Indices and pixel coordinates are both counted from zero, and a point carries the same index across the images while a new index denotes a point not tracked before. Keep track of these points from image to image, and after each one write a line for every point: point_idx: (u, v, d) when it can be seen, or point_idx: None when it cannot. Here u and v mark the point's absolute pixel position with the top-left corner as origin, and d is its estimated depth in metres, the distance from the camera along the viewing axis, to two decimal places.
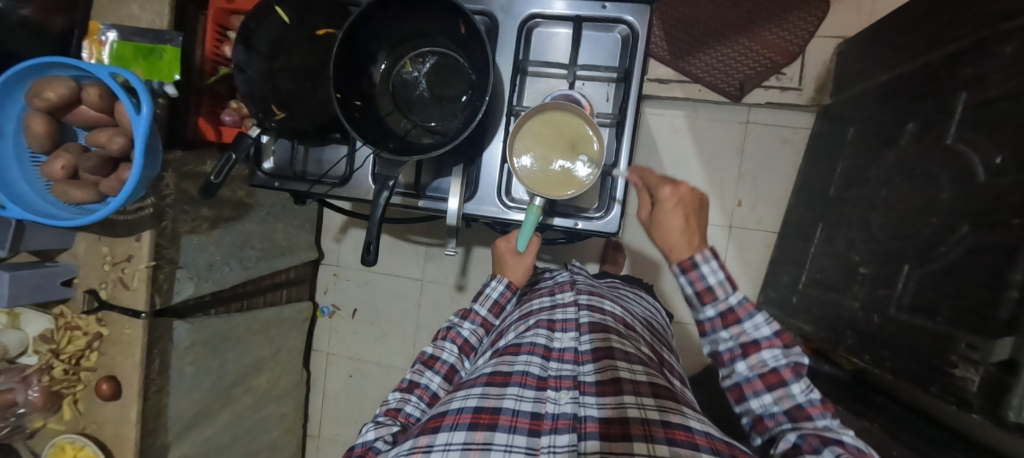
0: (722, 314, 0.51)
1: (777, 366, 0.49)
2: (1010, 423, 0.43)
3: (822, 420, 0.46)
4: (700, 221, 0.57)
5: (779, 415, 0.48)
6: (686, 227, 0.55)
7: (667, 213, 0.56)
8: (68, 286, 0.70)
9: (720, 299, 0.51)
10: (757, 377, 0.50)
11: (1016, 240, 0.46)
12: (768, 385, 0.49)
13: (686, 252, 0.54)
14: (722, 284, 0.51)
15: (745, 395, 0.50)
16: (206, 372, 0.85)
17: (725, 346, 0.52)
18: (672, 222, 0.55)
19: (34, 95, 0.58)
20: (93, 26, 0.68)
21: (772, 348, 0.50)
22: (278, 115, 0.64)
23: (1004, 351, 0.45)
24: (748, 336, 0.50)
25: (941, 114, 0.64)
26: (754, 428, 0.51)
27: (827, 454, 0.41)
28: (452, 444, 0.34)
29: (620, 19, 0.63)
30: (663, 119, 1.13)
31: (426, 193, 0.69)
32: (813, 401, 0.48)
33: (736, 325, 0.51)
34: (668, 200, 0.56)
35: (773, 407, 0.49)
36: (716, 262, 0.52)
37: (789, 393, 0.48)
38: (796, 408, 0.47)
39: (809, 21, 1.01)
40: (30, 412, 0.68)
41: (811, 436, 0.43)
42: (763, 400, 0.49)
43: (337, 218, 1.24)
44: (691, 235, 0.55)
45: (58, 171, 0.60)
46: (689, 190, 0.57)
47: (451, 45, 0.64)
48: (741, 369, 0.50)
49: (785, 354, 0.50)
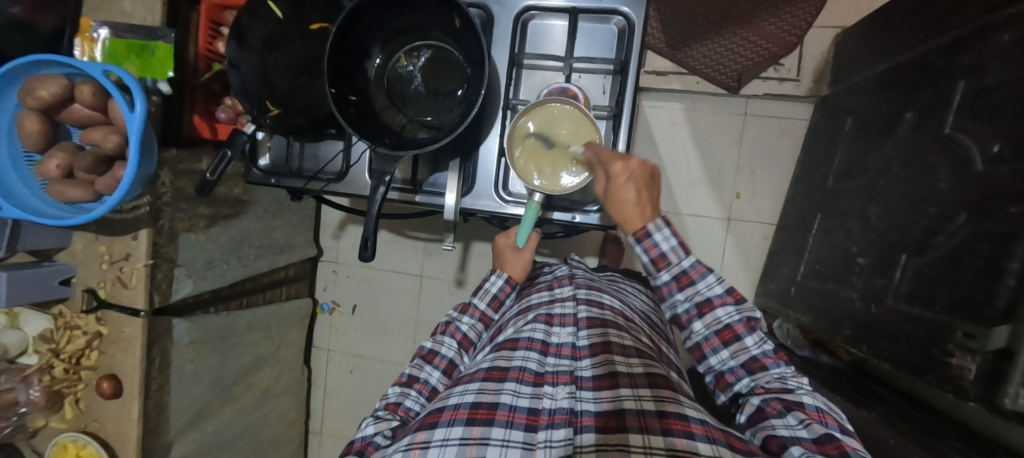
0: (676, 277, 0.51)
1: (731, 322, 0.49)
2: (1006, 410, 0.43)
3: (777, 368, 0.47)
4: (653, 194, 0.55)
5: (737, 369, 0.48)
6: (639, 201, 0.53)
7: (619, 188, 0.54)
8: (66, 285, 0.70)
9: (674, 264, 0.51)
10: (713, 334, 0.49)
11: (1013, 228, 0.46)
12: (724, 341, 0.49)
13: (638, 224, 0.53)
14: (675, 250, 0.51)
15: (705, 354, 0.50)
16: (206, 369, 0.86)
17: (683, 308, 0.52)
18: (626, 196, 0.53)
19: (27, 93, 0.58)
20: (84, 22, 0.67)
21: (725, 305, 0.50)
22: (272, 111, 0.64)
23: (1001, 340, 0.45)
24: (702, 296, 0.50)
25: (940, 103, 0.63)
26: (717, 386, 0.51)
27: (790, 419, 0.40)
28: (449, 439, 0.34)
29: (615, 10, 0.62)
30: (660, 112, 1.13)
31: (423, 188, 0.69)
32: (767, 352, 0.48)
33: (690, 286, 0.51)
34: (620, 174, 0.54)
35: (731, 361, 0.49)
36: (668, 229, 0.52)
37: (744, 346, 0.48)
38: (751, 361, 0.48)
39: (808, 11, 0.98)
40: (32, 411, 0.68)
41: (773, 401, 0.43)
42: (722, 356, 0.49)
43: (335, 214, 1.23)
44: (643, 207, 0.53)
45: (52, 170, 0.60)
46: (640, 163, 0.54)
47: (446, 39, 0.64)
48: (698, 328, 0.50)
49: (738, 309, 0.50)
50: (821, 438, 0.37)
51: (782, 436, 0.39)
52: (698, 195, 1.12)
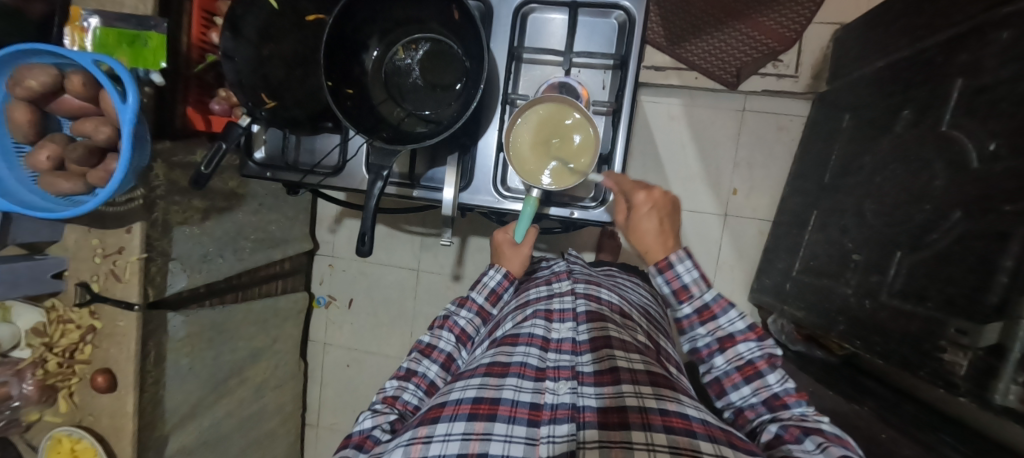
0: (697, 311, 0.54)
1: (753, 358, 0.50)
2: (997, 406, 0.44)
3: (799, 407, 0.46)
4: (672, 224, 0.60)
5: (758, 405, 0.48)
6: (661, 230, 0.57)
7: (642, 218, 0.58)
8: (58, 279, 0.69)
9: (695, 297, 0.54)
10: (734, 369, 0.51)
11: (1008, 226, 0.47)
12: (745, 378, 0.50)
13: (661, 253, 0.57)
14: (696, 282, 0.54)
15: (725, 389, 0.51)
16: (202, 363, 0.85)
17: (703, 342, 0.53)
18: (648, 225, 0.57)
19: (16, 83, 0.57)
20: (74, 11, 0.65)
21: (747, 341, 0.51)
22: (267, 103, 0.63)
23: (992, 336, 0.46)
24: (724, 331, 0.52)
25: (937, 101, 0.64)
26: (736, 422, 0.51)
27: (807, 444, 0.39)
28: (451, 434, 0.34)
29: (615, 5, 0.61)
30: (658, 107, 1.13)
31: (420, 183, 0.69)
32: (790, 390, 0.48)
33: (711, 321, 0.53)
34: (643, 204, 0.57)
35: (752, 398, 0.49)
36: (690, 261, 0.55)
37: (766, 383, 0.49)
38: (773, 398, 0.48)
39: (806, 7, 1.00)
40: (26, 405, 0.68)
41: (792, 427, 0.42)
42: (743, 392, 0.50)
43: (331, 208, 1.23)
44: (665, 236, 0.57)
45: (43, 162, 0.59)
46: (661, 194, 0.59)
47: (444, 31, 0.63)
48: (719, 363, 0.52)
49: (760, 346, 0.51)
50: None
51: (795, 456, 0.38)
52: (695, 190, 1.12)
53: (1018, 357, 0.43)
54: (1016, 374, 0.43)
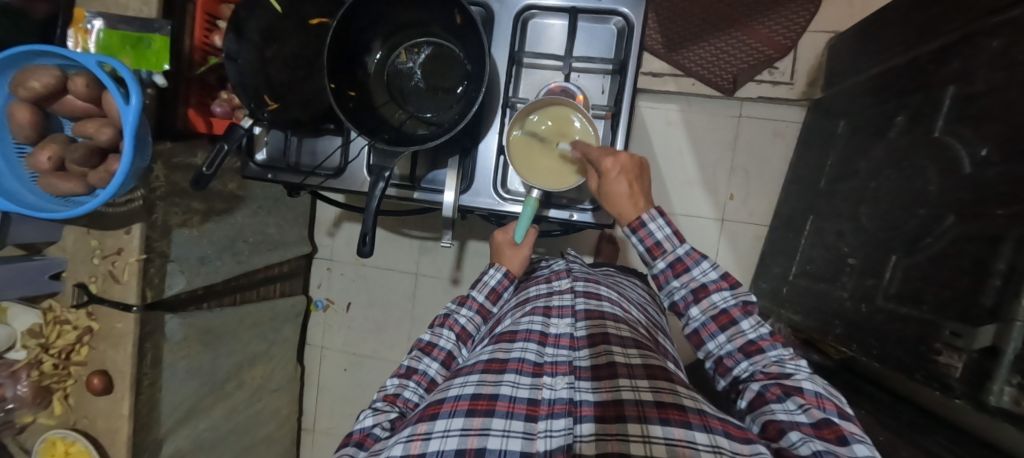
0: (671, 265, 0.53)
1: (727, 307, 0.50)
2: (990, 407, 0.44)
3: (774, 351, 0.47)
4: (643, 185, 0.57)
5: (735, 353, 0.49)
6: (632, 193, 0.55)
7: (611, 184, 0.55)
8: (56, 280, 0.69)
9: (669, 252, 0.53)
10: (710, 319, 0.51)
11: (1001, 229, 0.47)
12: (721, 327, 0.50)
13: (633, 214, 0.55)
14: (670, 239, 0.54)
15: (703, 340, 0.51)
16: (198, 366, 0.85)
17: (679, 294, 0.53)
18: (618, 191, 0.55)
19: (19, 84, 0.57)
20: (78, 12, 0.67)
21: (720, 289, 0.51)
22: (270, 105, 0.64)
23: (986, 338, 0.46)
24: (697, 281, 0.52)
25: (930, 107, 0.65)
26: (717, 372, 0.51)
27: (789, 404, 0.41)
28: (450, 430, 0.34)
29: (614, 11, 0.63)
30: (656, 112, 1.14)
31: (421, 185, 0.69)
32: (763, 335, 0.49)
33: (685, 273, 0.53)
34: (610, 170, 0.54)
35: (728, 345, 0.50)
36: (663, 219, 0.54)
37: (740, 330, 0.49)
38: (748, 344, 0.48)
39: (801, 15, 1.02)
40: (19, 407, 0.67)
41: (772, 386, 0.43)
42: (719, 341, 0.50)
43: (330, 211, 1.23)
44: (635, 197, 0.55)
45: (44, 162, 0.59)
46: (629, 158, 0.55)
47: (446, 35, 0.64)
48: (695, 313, 0.52)
49: (733, 294, 0.51)
50: (819, 424, 0.37)
51: (781, 421, 0.39)
52: (693, 195, 1.13)
53: (1013, 359, 0.43)
54: (1010, 375, 0.44)
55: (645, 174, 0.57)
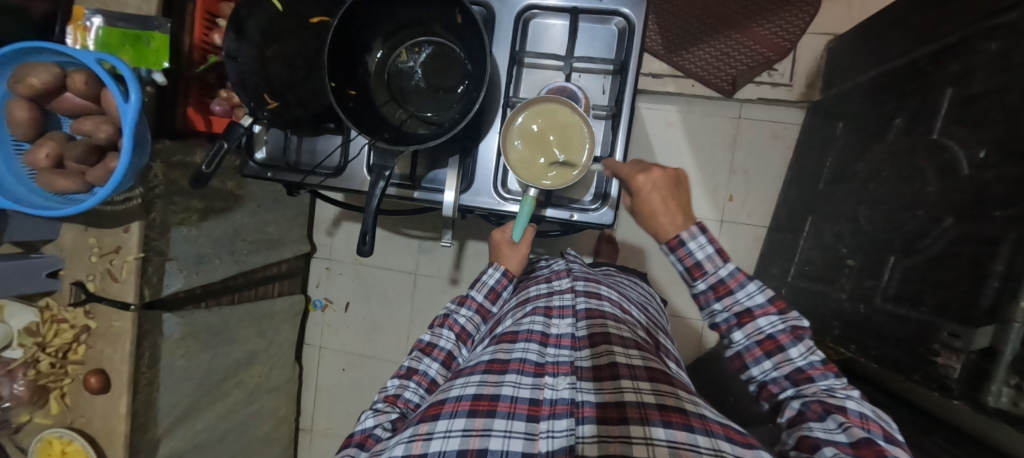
0: (712, 287, 0.51)
1: (773, 332, 0.49)
2: (989, 408, 0.45)
3: (824, 380, 0.46)
4: (682, 199, 0.53)
5: (780, 379, 0.48)
6: (669, 209, 0.52)
7: (645, 201, 0.53)
8: (53, 278, 0.68)
9: (710, 273, 0.51)
10: (755, 344, 0.49)
11: (998, 231, 0.48)
12: (767, 352, 0.49)
13: (672, 231, 0.52)
14: (710, 259, 0.51)
15: (747, 364, 0.50)
16: (196, 366, 0.84)
17: (722, 317, 0.52)
18: (654, 208, 0.52)
19: (17, 80, 0.56)
20: (75, 9, 0.66)
21: (767, 315, 0.49)
22: (270, 103, 0.64)
23: (984, 340, 0.46)
24: (741, 306, 0.50)
25: (928, 109, 0.65)
26: (761, 395, 0.51)
27: (829, 423, 0.40)
28: (452, 430, 0.34)
29: (615, 12, 0.63)
30: (656, 113, 1.14)
31: (421, 185, 0.69)
32: (814, 363, 0.47)
33: (728, 296, 0.51)
34: (643, 188, 0.52)
35: (773, 372, 0.48)
36: (704, 237, 0.51)
37: (789, 357, 0.48)
38: (796, 372, 0.47)
39: (800, 17, 1.02)
40: (16, 406, 0.67)
41: (814, 404, 0.43)
42: (764, 366, 0.49)
43: (329, 210, 1.23)
44: (672, 211, 0.52)
45: (42, 160, 0.59)
46: (662, 173, 0.53)
47: (447, 35, 0.64)
48: (738, 338, 0.50)
49: (782, 319, 0.49)
50: (859, 442, 0.37)
51: (817, 438, 0.39)
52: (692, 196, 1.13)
53: (1011, 360, 0.43)
54: (1008, 376, 0.44)
55: (684, 186, 0.54)
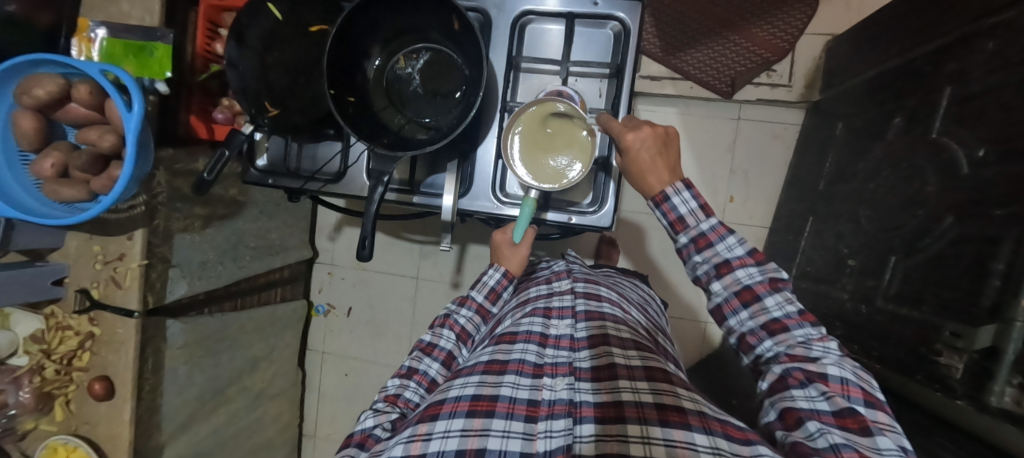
0: (694, 240, 0.51)
1: (751, 283, 0.48)
2: (992, 408, 0.44)
3: (800, 330, 0.45)
4: (671, 157, 0.54)
5: (757, 330, 0.47)
6: (657, 165, 0.53)
7: (635, 158, 0.54)
8: (58, 286, 0.69)
9: (692, 227, 0.51)
10: (733, 295, 0.49)
11: (999, 230, 0.47)
12: (744, 303, 0.48)
13: (658, 186, 0.53)
14: (694, 213, 0.52)
15: (725, 316, 0.50)
16: (200, 371, 0.85)
17: (702, 269, 0.52)
18: (642, 164, 0.53)
19: (23, 92, 0.57)
20: (82, 22, 0.67)
21: (745, 266, 0.49)
22: (271, 111, 0.64)
23: (986, 339, 0.46)
24: (721, 257, 0.50)
25: (928, 109, 0.65)
26: (739, 348, 0.50)
27: (811, 391, 0.40)
28: (450, 431, 0.34)
29: (610, 16, 0.63)
30: (654, 115, 1.14)
31: (420, 189, 0.69)
32: (790, 313, 0.46)
33: (709, 249, 0.51)
34: (632, 145, 0.53)
35: (750, 322, 0.48)
36: (689, 192, 0.52)
37: (765, 307, 0.47)
38: (772, 322, 0.46)
39: (798, 18, 1.02)
40: (21, 413, 0.68)
41: (795, 371, 0.42)
42: (741, 317, 0.49)
43: (330, 216, 1.23)
44: (660, 170, 0.53)
45: (48, 169, 0.60)
46: (653, 130, 0.53)
47: (445, 41, 0.64)
48: (717, 288, 0.50)
49: (760, 270, 0.49)
50: (842, 412, 0.37)
51: (801, 410, 0.39)
52: None
53: (1013, 359, 0.43)
54: (1011, 375, 0.43)
55: (673, 145, 0.54)
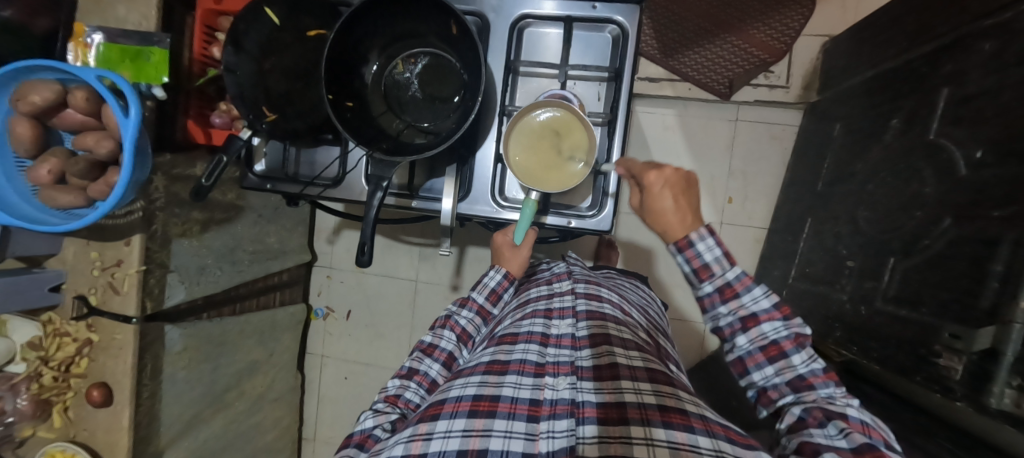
0: (719, 290, 0.50)
1: (778, 338, 0.49)
2: (992, 410, 0.44)
3: (825, 389, 0.46)
4: (693, 199, 0.52)
5: (781, 386, 0.48)
6: (679, 208, 0.51)
7: (655, 198, 0.51)
8: (56, 292, 0.69)
9: (717, 276, 0.50)
10: (757, 349, 0.49)
11: (997, 231, 0.48)
12: (769, 358, 0.49)
13: (681, 231, 0.51)
14: (719, 261, 0.50)
15: (748, 369, 0.50)
16: (199, 376, 0.85)
17: (725, 321, 0.51)
18: (663, 206, 0.51)
19: (19, 98, 0.57)
20: (78, 27, 0.67)
21: (771, 321, 0.49)
22: (268, 116, 0.64)
23: (986, 341, 0.46)
24: (746, 311, 0.50)
25: (925, 110, 0.65)
26: (760, 401, 0.51)
27: (830, 428, 0.40)
28: (451, 431, 0.34)
29: (609, 19, 0.63)
30: (653, 117, 1.14)
31: (419, 194, 0.69)
32: (815, 371, 0.47)
33: (734, 300, 0.50)
34: (654, 183, 0.51)
35: (775, 378, 0.48)
36: (712, 239, 0.50)
37: (791, 364, 0.48)
38: (798, 379, 0.47)
39: (796, 19, 1.03)
40: (19, 420, 0.67)
41: (815, 411, 0.42)
42: (766, 372, 0.49)
43: (329, 219, 1.23)
44: (683, 214, 0.51)
45: (44, 176, 0.59)
46: (676, 171, 0.52)
47: (443, 45, 0.64)
48: (741, 342, 0.50)
49: (786, 326, 0.49)
50: (861, 448, 0.37)
51: (818, 443, 0.39)
52: None
53: (1012, 360, 0.43)
54: (1010, 377, 0.43)
55: (696, 187, 0.53)
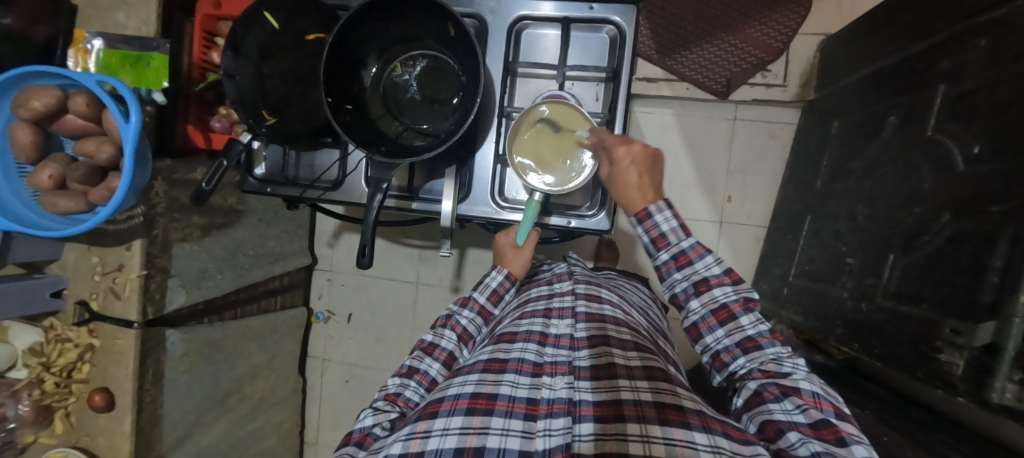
0: (675, 257, 0.52)
1: (728, 301, 0.50)
2: (994, 404, 0.44)
3: (772, 348, 0.47)
4: (655, 178, 0.56)
5: (733, 348, 0.49)
6: (643, 184, 0.55)
7: (622, 173, 0.55)
8: (57, 298, 0.69)
9: (673, 244, 0.52)
10: (710, 314, 0.50)
11: (996, 225, 0.48)
12: (721, 321, 0.50)
13: (641, 204, 0.54)
14: (675, 231, 0.52)
15: (702, 333, 0.51)
16: (200, 381, 0.85)
17: (680, 287, 0.52)
18: (628, 180, 0.55)
19: (20, 104, 0.57)
20: (79, 33, 0.68)
21: (722, 285, 0.50)
22: (268, 120, 0.64)
23: (986, 336, 0.46)
24: (700, 276, 0.51)
25: (922, 106, 0.65)
26: (714, 366, 0.52)
27: (787, 404, 0.41)
28: (449, 428, 0.34)
29: (606, 20, 0.64)
30: (651, 117, 1.15)
31: (419, 195, 0.69)
32: (763, 332, 0.48)
33: (688, 266, 0.51)
34: (622, 159, 0.55)
35: (726, 340, 0.49)
36: (670, 211, 0.53)
37: (739, 326, 0.49)
38: (746, 340, 0.48)
39: (792, 18, 1.03)
40: (21, 426, 0.67)
41: (770, 385, 0.43)
42: (718, 335, 0.50)
43: (329, 222, 1.23)
44: (646, 188, 0.55)
45: (45, 181, 0.60)
46: (642, 148, 0.56)
47: (441, 47, 0.65)
48: (695, 307, 0.51)
49: (735, 290, 0.50)
50: (818, 424, 0.38)
51: (779, 421, 0.39)
52: (691, 198, 1.14)
53: (1013, 355, 0.43)
54: (1011, 372, 0.43)
55: (659, 165, 0.57)
